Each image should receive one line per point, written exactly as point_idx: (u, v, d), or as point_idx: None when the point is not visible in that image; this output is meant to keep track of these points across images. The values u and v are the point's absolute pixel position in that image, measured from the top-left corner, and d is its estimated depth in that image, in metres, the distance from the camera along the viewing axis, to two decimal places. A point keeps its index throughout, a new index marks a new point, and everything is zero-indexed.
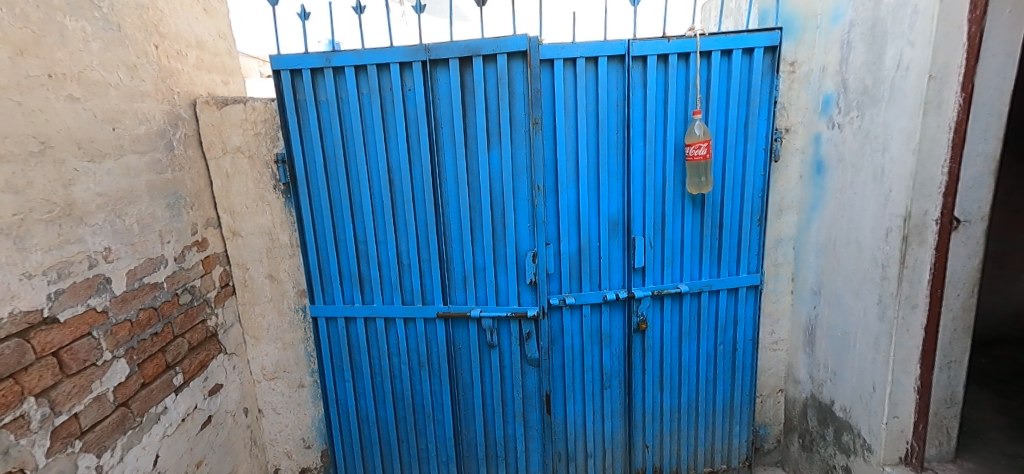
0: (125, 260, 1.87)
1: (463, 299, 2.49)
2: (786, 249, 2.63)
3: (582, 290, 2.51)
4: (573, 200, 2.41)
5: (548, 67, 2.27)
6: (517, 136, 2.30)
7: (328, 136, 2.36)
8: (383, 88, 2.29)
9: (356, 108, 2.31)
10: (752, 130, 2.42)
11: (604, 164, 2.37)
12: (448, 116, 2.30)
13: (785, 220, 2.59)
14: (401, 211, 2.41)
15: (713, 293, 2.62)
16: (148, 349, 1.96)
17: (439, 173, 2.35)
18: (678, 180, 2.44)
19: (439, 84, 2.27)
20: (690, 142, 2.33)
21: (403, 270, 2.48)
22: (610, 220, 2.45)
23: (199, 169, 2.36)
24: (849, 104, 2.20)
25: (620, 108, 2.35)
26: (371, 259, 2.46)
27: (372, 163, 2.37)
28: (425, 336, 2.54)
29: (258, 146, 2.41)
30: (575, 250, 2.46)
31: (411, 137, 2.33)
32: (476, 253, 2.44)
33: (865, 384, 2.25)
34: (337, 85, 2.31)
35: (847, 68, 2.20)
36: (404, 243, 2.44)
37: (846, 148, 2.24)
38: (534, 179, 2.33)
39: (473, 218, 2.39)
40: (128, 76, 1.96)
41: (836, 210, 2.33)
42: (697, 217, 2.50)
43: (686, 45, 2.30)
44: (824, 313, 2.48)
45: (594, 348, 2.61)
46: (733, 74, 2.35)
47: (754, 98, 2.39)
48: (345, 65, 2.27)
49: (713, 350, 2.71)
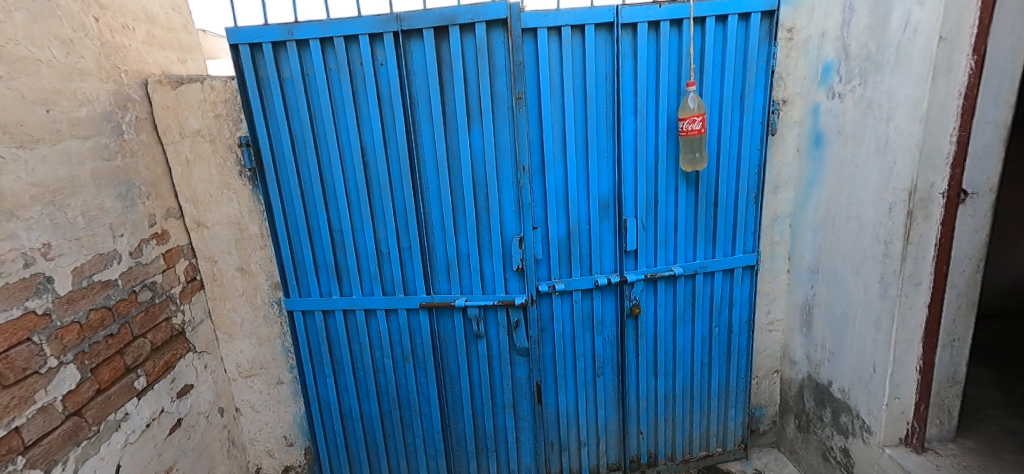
0: (70, 256, 1.70)
1: (447, 288, 2.35)
2: (782, 227, 2.53)
3: (572, 275, 2.39)
4: (562, 180, 2.27)
5: (531, 37, 2.10)
6: (499, 112, 2.14)
7: (295, 117, 2.19)
8: (353, 62, 2.12)
9: (324, 86, 2.13)
10: (748, 102, 2.29)
11: (593, 141, 2.24)
12: (424, 93, 2.13)
13: (781, 197, 2.48)
14: (377, 196, 2.25)
15: (707, 274, 2.52)
16: (103, 352, 1.80)
17: (418, 154, 2.19)
18: (672, 156, 2.32)
19: (413, 58, 2.09)
20: (684, 116, 2.20)
21: (382, 259, 2.33)
22: (601, 200, 2.33)
23: (155, 155, 2.18)
24: (851, 71, 2.08)
25: (609, 82, 2.21)
26: (348, 249, 2.31)
27: (345, 145, 2.20)
28: (408, 328, 2.41)
29: (220, 129, 2.23)
30: (564, 234, 2.34)
31: (386, 115, 2.16)
32: (460, 239, 2.29)
33: (864, 365, 2.15)
34: (302, 61, 2.12)
35: (848, 33, 2.07)
36: (382, 230, 2.29)
37: (846, 119, 2.13)
38: (519, 158, 2.18)
39: (455, 202, 2.24)
40: (63, 51, 1.77)
41: (835, 186, 2.22)
42: (691, 195, 2.38)
43: (679, 11, 2.15)
44: (821, 293, 2.39)
45: (585, 335, 2.51)
46: (729, 43, 2.20)
47: (750, 68, 2.25)
48: (310, 38, 2.08)
49: (708, 333, 2.62)
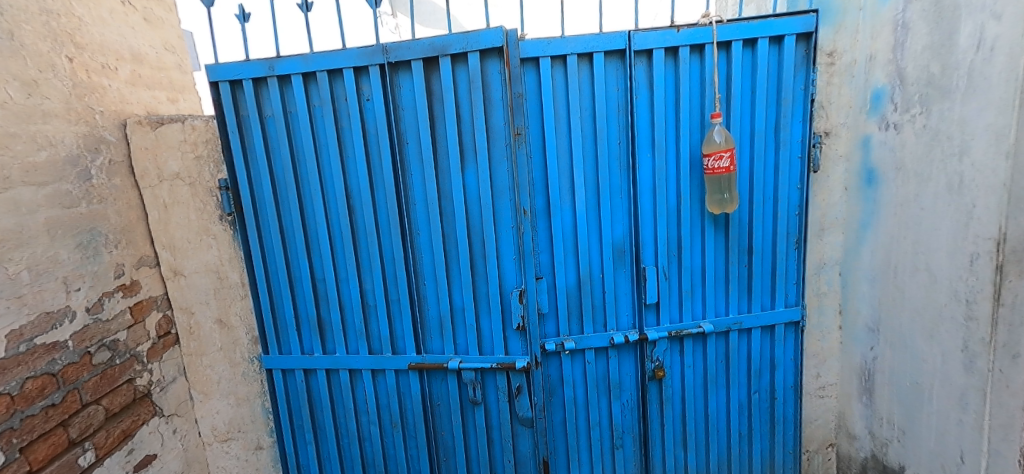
0: (7, 317, 1.54)
1: (441, 347, 2.08)
2: (831, 277, 2.17)
3: (583, 332, 2.10)
4: (569, 224, 2.02)
5: (532, 67, 1.90)
6: (496, 150, 1.90)
7: (277, 158, 2.03)
8: (338, 98, 1.94)
9: (306, 124, 1.96)
10: (785, 135, 2.00)
11: (604, 181, 1.99)
12: (414, 130, 1.92)
13: (829, 241, 2.14)
14: (364, 243, 2.04)
15: (743, 331, 2.17)
16: (39, 426, 1.63)
17: (407, 197, 1.97)
18: (696, 196, 2.03)
19: (402, 92, 1.90)
20: (710, 152, 1.91)
21: (369, 313, 2.10)
22: (614, 247, 2.05)
23: (130, 200, 2.02)
24: (909, 98, 1.78)
25: (621, 114, 1.97)
26: (332, 302, 2.10)
27: (329, 188, 2.02)
28: (397, 391, 2.14)
29: (200, 171, 2.07)
30: (573, 284, 2.07)
31: (372, 155, 1.96)
32: (454, 291, 2.04)
33: (948, 452, 1.75)
34: (284, 98, 1.97)
35: (903, 55, 1.79)
36: (369, 281, 2.07)
37: (906, 152, 1.81)
38: (519, 201, 1.92)
39: (449, 250, 2.00)
40: (24, 93, 1.65)
41: (896, 230, 1.88)
42: (720, 241, 2.08)
43: (700, 35, 1.90)
44: (884, 357, 2.00)
45: (601, 400, 2.18)
46: (759, 68, 1.93)
47: (786, 96, 1.97)
48: (291, 73, 1.93)
49: (747, 400, 2.24)
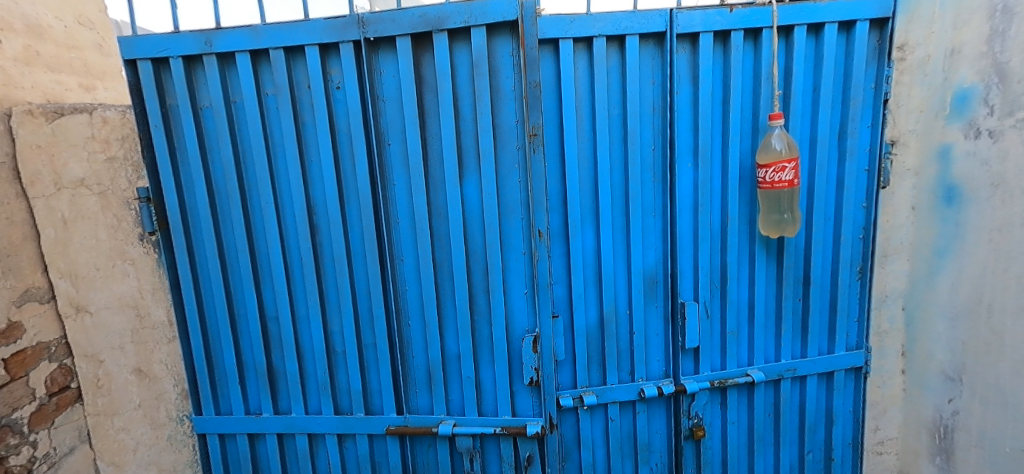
0: None
1: (429, 405, 1.64)
2: (893, 312, 1.84)
3: (606, 383, 1.70)
4: (592, 250, 1.62)
5: (550, 52, 1.51)
6: (504, 156, 1.48)
7: (217, 162, 1.56)
8: (297, 85, 1.50)
9: (255, 118, 1.50)
10: (852, 143, 1.66)
11: (636, 195, 1.60)
12: (398, 126, 1.48)
13: (892, 270, 1.81)
14: (330, 272, 1.59)
15: (797, 378, 1.80)
16: None
17: (388, 215, 1.53)
18: (745, 216, 1.66)
19: (382, 78, 1.47)
20: (769, 162, 1.54)
21: (335, 361, 1.65)
22: (646, 276, 1.66)
23: (14, 210, 1.36)
24: (1013, 99, 1.45)
25: (657, 114, 1.59)
26: (287, 348, 1.63)
27: (285, 201, 1.56)
28: (371, 461, 1.68)
29: (114, 177, 1.57)
30: (595, 323, 1.67)
31: (343, 159, 1.52)
32: (447, 334, 1.60)
33: None
34: (226, 85, 1.51)
35: (1004, 47, 1.46)
36: (337, 320, 1.62)
37: (1008, 165, 1.48)
38: (534, 221, 1.50)
39: (441, 282, 1.56)
40: None
41: (990, 260, 1.54)
42: (772, 271, 1.71)
43: (758, 17, 1.54)
44: (967, 413, 1.65)
45: (626, 466, 1.77)
46: (826, 61, 1.59)
47: (855, 95, 1.63)
48: (234, 50, 1.47)
49: (799, 460, 1.86)
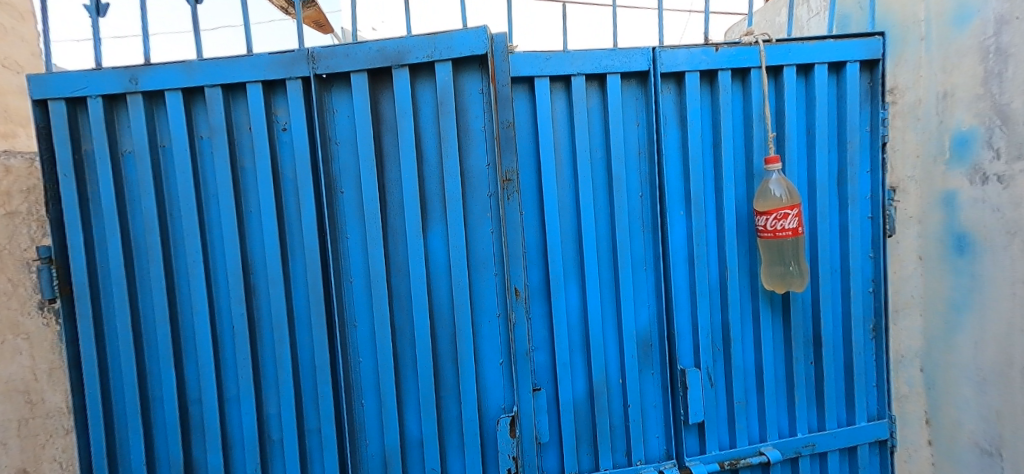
0: None
1: None
2: (911, 374, 1.64)
3: (598, 469, 1.43)
4: (576, 309, 1.42)
5: (524, 91, 1.37)
6: (473, 204, 1.30)
7: (138, 214, 1.34)
8: (238, 127, 1.31)
9: (184, 164, 1.29)
10: (854, 190, 1.54)
11: (626, 247, 1.41)
12: (352, 171, 1.30)
13: (905, 327, 1.64)
14: (269, 343, 1.34)
15: (816, 455, 1.57)
16: None
17: (338, 273, 1.30)
18: (745, 269, 1.49)
19: (335, 119, 1.30)
20: (768, 209, 1.39)
21: (271, 453, 1.36)
22: (640, 339, 1.45)
23: None
24: (1019, 142, 1.34)
25: (643, 157, 1.44)
26: (209, 438, 1.34)
27: (217, 259, 1.33)
28: None
29: (12, 234, 1.29)
30: (583, 395, 1.43)
31: (288, 210, 1.31)
32: (407, 415, 1.34)
33: None
34: (154, 127, 1.32)
35: (1002, 89, 1.37)
36: (274, 400, 1.35)
37: (1022, 212, 1.35)
38: (509, 277, 1.29)
39: (401, 352, 1.32)
40: None
41: (1017, 316, 1.38)
42: (778, 331, 1.52)
43: (745, 57, 1.44)
44: None
45: None
46: (818, 104, 1.49)
47: (852, 139, 1.52)
48: (164, 89, 1.28)
49: None
